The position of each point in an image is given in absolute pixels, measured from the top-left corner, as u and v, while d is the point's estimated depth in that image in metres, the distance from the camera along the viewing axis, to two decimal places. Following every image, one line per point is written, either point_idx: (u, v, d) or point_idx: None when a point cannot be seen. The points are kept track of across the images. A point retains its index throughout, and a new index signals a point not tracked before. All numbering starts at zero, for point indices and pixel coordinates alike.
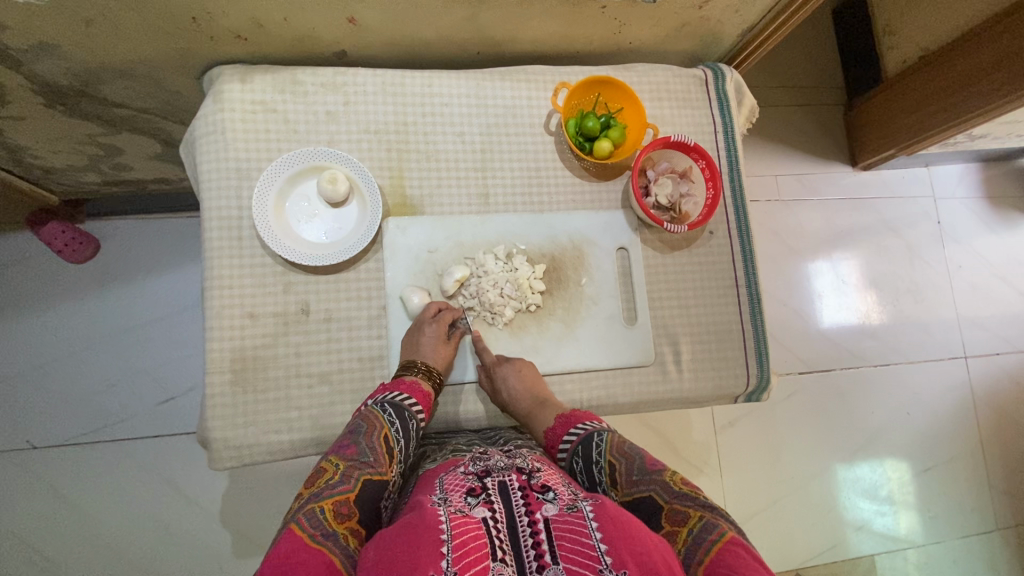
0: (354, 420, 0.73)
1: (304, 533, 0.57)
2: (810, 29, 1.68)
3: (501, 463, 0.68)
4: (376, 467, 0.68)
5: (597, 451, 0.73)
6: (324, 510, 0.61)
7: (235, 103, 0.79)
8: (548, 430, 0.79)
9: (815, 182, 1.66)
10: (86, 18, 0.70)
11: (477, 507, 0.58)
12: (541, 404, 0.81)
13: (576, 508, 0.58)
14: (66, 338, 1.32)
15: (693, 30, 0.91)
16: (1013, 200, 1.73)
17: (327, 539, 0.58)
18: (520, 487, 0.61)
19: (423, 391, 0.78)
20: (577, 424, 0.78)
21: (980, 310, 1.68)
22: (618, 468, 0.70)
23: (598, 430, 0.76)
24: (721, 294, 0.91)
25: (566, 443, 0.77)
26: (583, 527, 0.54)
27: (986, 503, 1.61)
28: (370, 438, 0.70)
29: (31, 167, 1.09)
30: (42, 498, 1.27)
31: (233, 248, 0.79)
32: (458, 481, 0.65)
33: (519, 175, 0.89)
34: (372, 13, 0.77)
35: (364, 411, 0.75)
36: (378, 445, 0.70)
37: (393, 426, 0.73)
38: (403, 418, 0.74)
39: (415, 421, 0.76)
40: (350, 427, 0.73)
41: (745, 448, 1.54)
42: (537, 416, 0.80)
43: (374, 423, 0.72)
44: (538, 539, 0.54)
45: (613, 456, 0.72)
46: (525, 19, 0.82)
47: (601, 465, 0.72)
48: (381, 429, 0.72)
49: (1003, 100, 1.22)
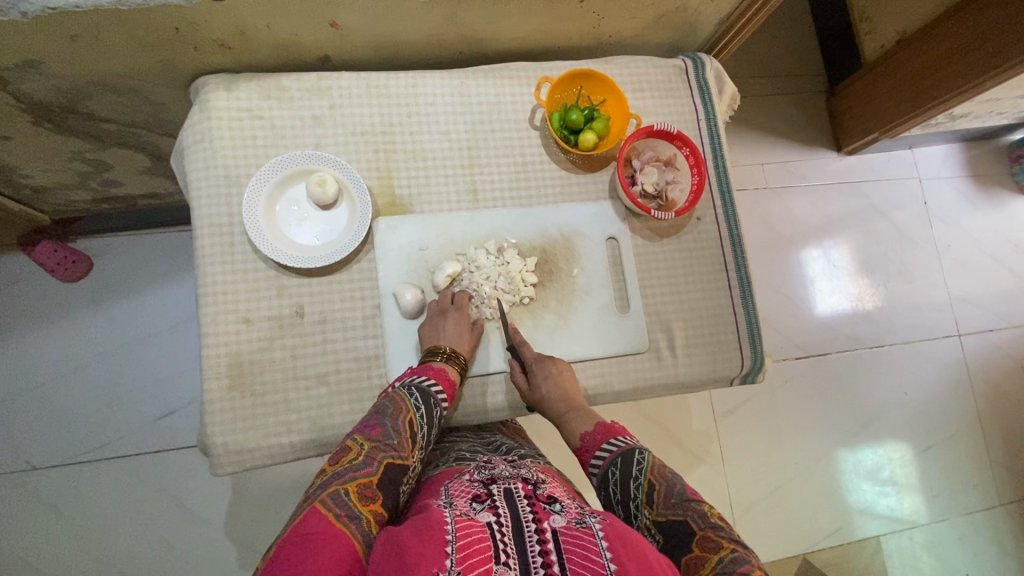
0: (382, 401, 0.74)
1: (330, 513, 0.59)
2: (788, 19, 1.70)
3: (507, 473, 0.71)
4: (399, 451, 0.69)
5: (637, 468, 0.73)
6: (348, 492, 0.62)
7: (221, 110, 0.80)
8: (587, 434, 0.80)
9: (801, 168, 1.68)
10: (71, 34, 0.70)
11: (483, 512, 0.60)
12: (576, 410, 0.82)
13: (584, 522, 0.59)
14: (62, 357, 1.31)
15: (671, 21, 0.93)
16: (998, 177, 1.75)
17: (353, 521, 0.59)
18: (528, 497, 0.63)
19: (448, 378, 0.79)
20: (617, 436, 0.79)
21: (971, 287, 1.70)
22: (657, 490, 0.70)
23: (638, 447, 0.76)
24: (712, 279, 0.92)
25: (603, 453, 0.77)
26: (592, 544, 0.55)
27: (987, 479, 1.62)
28: (396, 421, 0.71)
29: (21, 188, 1.10)
30: (44, 518, 1.27)
31: (225, 253, 0.79)
32: (464, 487, 0.66)
33: (506, 170, 0.90)
34: (353, 17, 0.78)
35: (391, 393, 0.75)
36: (403, 428, 0.71)
37: (418, 412, 0.73)
38: (428, 404, 0.75)
39: (438, 406, 0.76)
40: (377, 407, 0.74)
41: (746, 435, 1.55)
42: (575, 418, 0.82)
43: (401, 407, 0.73)
44: (545, 547, 0.55)
45: (653, 477, 0.72)
46: (505, 17, 0.83)
47: (640, 482, 0.72)
48: (408, 413, 0.72)
49: (982, 78, 1.24)
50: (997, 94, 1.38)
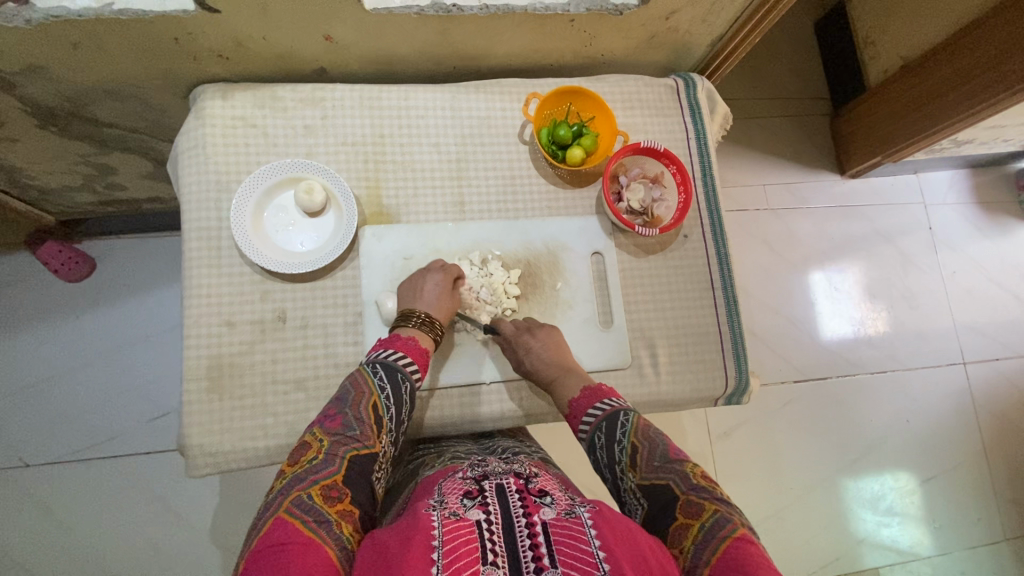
0: (342, 387, 0.74)
1: (297, 520, 0.58)
2: (789, 42, 1.71)
3: (499, 468, 0.71)
4: (363, 441, 0.69)
5: (622, 431, 0.72)
6: (313, 495, 0.61)
7: (216, 118, 0.82)
8: (574, 398, 0.79)
9: (803, 190, 1.68)
10: (74, 41, 0.73)
11: (472, 509, 0.59)
12: (566, 375, 0.81)
13: (574, 513, 0.59)
14: (61, 355, 1.34)
15: (662, 41, 0.94)
16: (1004, 204, 1.73)
17: (322, 525, 0.58)
18: (518, 490, 0.62)
19: (420, 349, 0.78)
20: (604, 399, 0.77)
21: (977, 314, 1.67)
22: (641, 452, 0.69)
23: (624, 409, 0.75)
24: (697, 296, 0.92)
25: (590, 417, 0.76)
26: (582, 535, 0.55)
27: (993, 513, 1.57)
28: (357, 409, 0.71)
29: (29, 188, 1.13)
30: (32, 515, 1.27)
31: (212, 257, 0.81)
32: (456, 484, 0.66)
33: (494, 183, 0.91)
34: (348, 31, 0.80)
35: (355, 375, 0.75)
36: (365, 416, 0.71)
37: (382, 394, 0.73)
38: (394, 382, 0.74)
39: (407, 381, 0.75)
40: (338, 394, 0.73)
41: (742, 458, 1.52)
42: (565, 385, 0.80)
43: (362, 392, 0.72)
44: (536, 541, 0.54)
45: (637, 439, 0.71)
46: (497, 34, 0.85)
47: (624, 445, 0.71)
48: (370, 398, 0.72)
49: (983, 104, 1.25)
50: (1000, 121, 1.38)
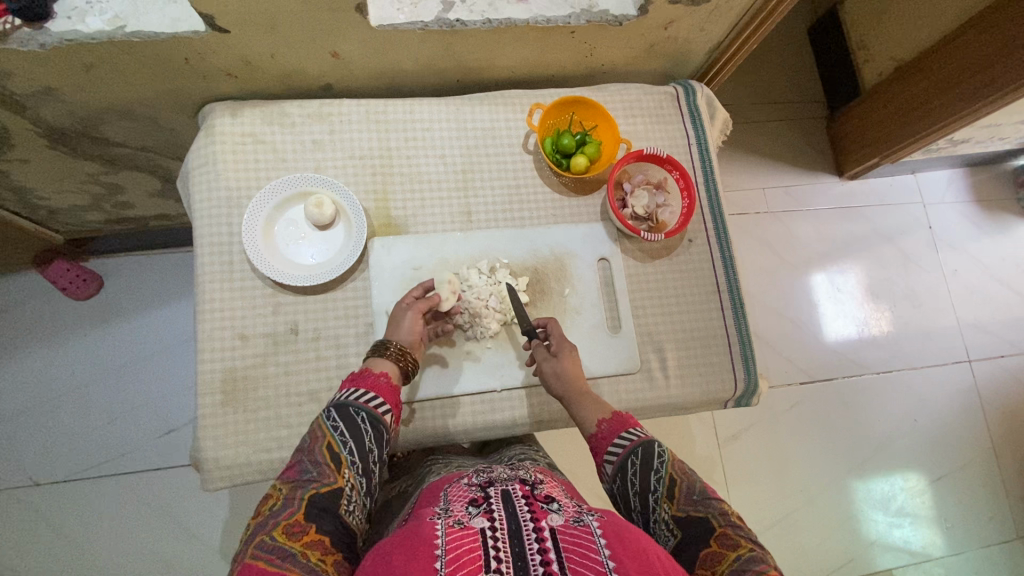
0: (302, 435, 0.72)
1: (260, 561, 0.59)
2: (784, 47, 1.73)
3: (505, 474, 0.72)
4: (322, 480, 0.67)
5: (659, 461, 0.72)
6: (275, 536, 0.62)
7: (225, 135, 0.84)
8: (601, 420, 0.77)
9: (803, 193, 1.69)
10: (87, 64, 0.75)
11: (478, 517, 0.59)
12: (590, 393, 0.80)
13: (582, 520, 0.60)
14: (70, 373, 1.34)
15: (661, 50, 0.96)
16: (1004, 202, 1.74)
17: (285, 562, 0.59)
18: (525, 496, 0.63)
19: (390, 386, 0.76)
20: (632, 426, 0.76)
21: (980, 312, 1.68)
22: (679, 486, 0.70)
23: (656, 439, 0.74)
24: (703, 300, 0.93)
25: (622, 442, 0.74)
26: (591, 543, 0.56)
27: (1006, 511, 1.57)
28: (313, 452, 0.69)
29: (38, 208, 1.14)
30: (42, 534, 1.27)
31: (225, 271, 0.82)
32: (462, 491, 0.67)
33: (500, 193, 0.92)
34: (353, 47, 0.81)
35: (313, 422, 0.73)
36: (321, 457, 0.69)
37: (336, 433, 0.70)
38: (347, 421, 0.71)
39: (366, 422, 0.72)
40: (299, 441, 0.72)
41: (751, 462, 1.52)
42: (591, 400, 0.79)
43: (317, 436, 0.71)
44: (544, 546, 0.55)
45: (674, 471, 0.71)
46: (499, 47, 0.87)
47: (661, 475, 0.71)
48: (324, 440, 0.70)
49: (977, 105, 1.26)
50: (996, 120, 1.39)
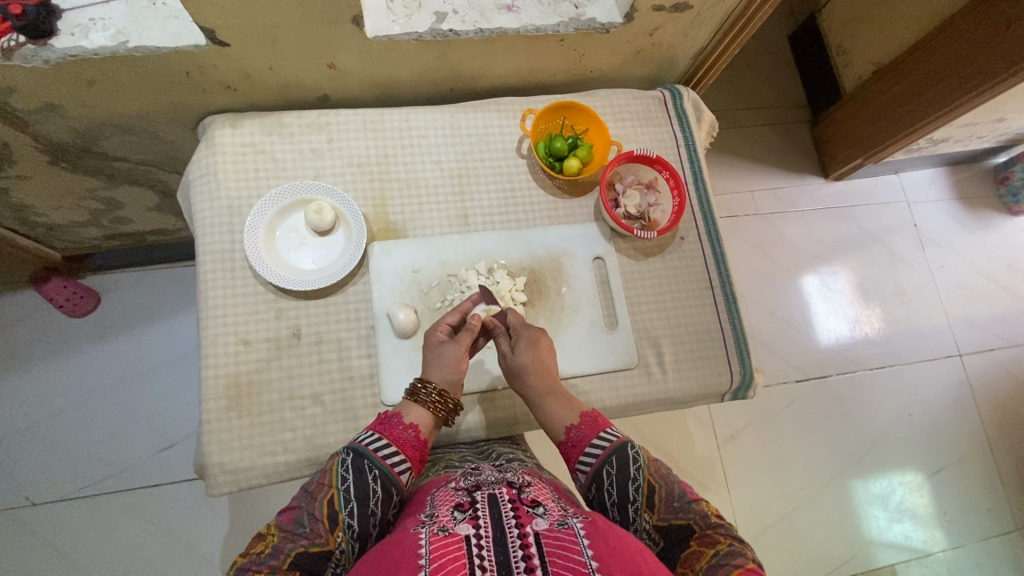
0: (315, 476, 0.74)
1: None
2: (766, 53, 1.79)
3: (492, 478, 0.72)
4: (312, 539, 0.68)
5: (635, 468, 0.73)
6: None
7: (226, 145, 0.85)
8: (572, 427, 0.78)
9: (791, 195, 1.73)
10: (89, 79, 0.77)
11: (462, 524, 0.59)
12: (559, 394, 0.81)
13: (566, 524, 0.60)
14: (67, 391, 1.34)
15: (648, 56, 0.99)
16: (985, 199, 1.79)
17: None
18: (511, 501, 0.63)
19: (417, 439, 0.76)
20: (605, 429, 0.77)
21: (968, 307, 1.71)
22: (658, 493, 0.72)
23: (630, 441, 0.76)
24: (697, 295, 0.95)
25: (595, 451, 0.75)
26: (575, 547, 0.56)
27: (1003, 503, 1.58)
28: (314, 504, 0.70)
29: (36, 226, 1.15)
30: (39, 555, 1.26)
31: (227, 278, 0.83)
32: (448, 496, 0.67)
33: (496, 197, 0.94)
34: (350, 59, 0.84)
35: (329, 465, 0.74)
36: (320, 512, 0.69)
37: (341, 487, 0.70)
38: (357, 475, 0.71)
39: (377, 481, 0.70)
40: (309, 483, 0.73)
41: (750, 460, 1.53)
42: (563, 406, 0.80)
43: (324, 486, 0.71)
44: (528, 551, 0.55)
45: (652, 478, 0.73)
46: (492, 56, 0.89)
47: (639, 484, 0.72)
48: (329, 492, 0.70)
49: (949, 107, 1.32)
50: (973, 118, 1.44)
